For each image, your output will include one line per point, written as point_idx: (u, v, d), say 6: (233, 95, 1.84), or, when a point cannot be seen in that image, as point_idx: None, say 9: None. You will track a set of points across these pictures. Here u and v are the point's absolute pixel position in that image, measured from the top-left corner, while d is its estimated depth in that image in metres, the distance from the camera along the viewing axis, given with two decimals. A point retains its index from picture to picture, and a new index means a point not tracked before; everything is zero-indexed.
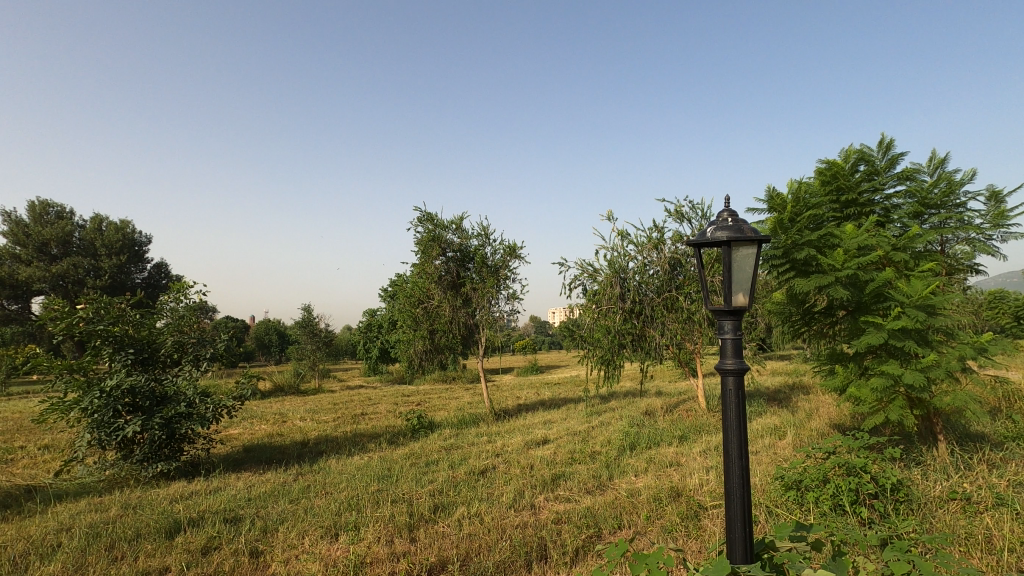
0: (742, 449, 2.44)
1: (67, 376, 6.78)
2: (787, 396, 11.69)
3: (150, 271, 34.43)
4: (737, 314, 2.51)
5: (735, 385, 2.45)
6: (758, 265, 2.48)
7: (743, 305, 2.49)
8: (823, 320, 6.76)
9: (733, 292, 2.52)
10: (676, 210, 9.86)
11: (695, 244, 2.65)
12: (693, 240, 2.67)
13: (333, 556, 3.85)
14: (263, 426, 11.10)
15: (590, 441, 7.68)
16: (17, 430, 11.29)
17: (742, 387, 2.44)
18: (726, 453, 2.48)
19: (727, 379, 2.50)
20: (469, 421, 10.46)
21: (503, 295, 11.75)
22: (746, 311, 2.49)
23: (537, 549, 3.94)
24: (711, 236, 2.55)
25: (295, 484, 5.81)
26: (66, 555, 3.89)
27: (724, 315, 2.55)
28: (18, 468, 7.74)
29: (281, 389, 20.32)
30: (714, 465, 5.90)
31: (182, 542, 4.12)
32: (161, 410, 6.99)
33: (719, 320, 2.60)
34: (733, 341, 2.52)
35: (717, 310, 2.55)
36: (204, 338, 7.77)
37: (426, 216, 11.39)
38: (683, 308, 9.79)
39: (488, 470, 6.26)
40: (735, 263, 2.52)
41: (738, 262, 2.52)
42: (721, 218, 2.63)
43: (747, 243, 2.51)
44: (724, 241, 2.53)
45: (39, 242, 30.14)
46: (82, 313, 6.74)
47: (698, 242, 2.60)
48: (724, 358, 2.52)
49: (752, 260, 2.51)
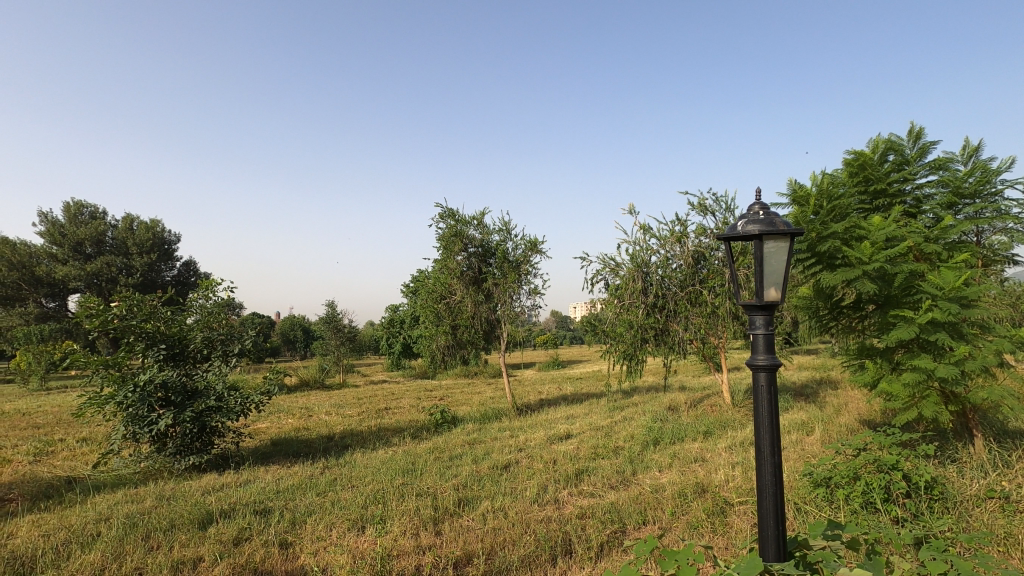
0: (774, 445, 2.41)
1: (103, 371, 6.99)
2: (815, 391, 11.46)
3: (180, 269, 35.29)
4: (769, 308, 2.47)
5: (767, 381, 2.43)
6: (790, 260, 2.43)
7: (775, 300, 2.44)
8: (851, 315, 6.61)
9: (764, 287, 2.47)
10: (699, 203, 9.72)
11: (725, 239, 2.60)
12: (722, 235, 2.63)
13: (361, 548, 3.92)
14: (290, 420, 11.31)
15: (613, 436, 7.65)
16: (57, 423, 11.71)
17: (774, 383, 2.41)
18: (758, 451, 2.45)
19: (759, 374, 2.46)
20: (491, 415, 10.50)
21: (525, 290, 11.74)
22: (778, 306, 2.44)
23: (562, 544, 3.94)
24: (742, 230, 2.51)
25: (322, 477, 5.91)
26: (105, 544, 4.02)
27: (755, 310, 2.51)
28: (58, 460, 8.03)
29: (307, 384, 20.68)
30: (740, 460, 5.83)
31: (214, 533, 4.23)
32: (192, 404, 7.17)
33: (750, 314, 2.56)
34: (765, 336, 2.48)
35: (748, 305, 2.51)
36: (232, 334, 7.94)
37: (448, 212, 11.43)
38: (706, 303, 9.67)
39: (511, 465, 6.28)
40: (765, 258, 2.48)
41: (768, 257, 2.47)
42: (752, 212, 2.59)
43: (778, 237, 2.46)
44: (755, 236, 2.48)
45: (74, 242, 31.10)
46: (116, 310, 6.93)
47: (729, 237, 2.56)
48: (755, 354, 2.48)
49: (783, 255, 2.45)
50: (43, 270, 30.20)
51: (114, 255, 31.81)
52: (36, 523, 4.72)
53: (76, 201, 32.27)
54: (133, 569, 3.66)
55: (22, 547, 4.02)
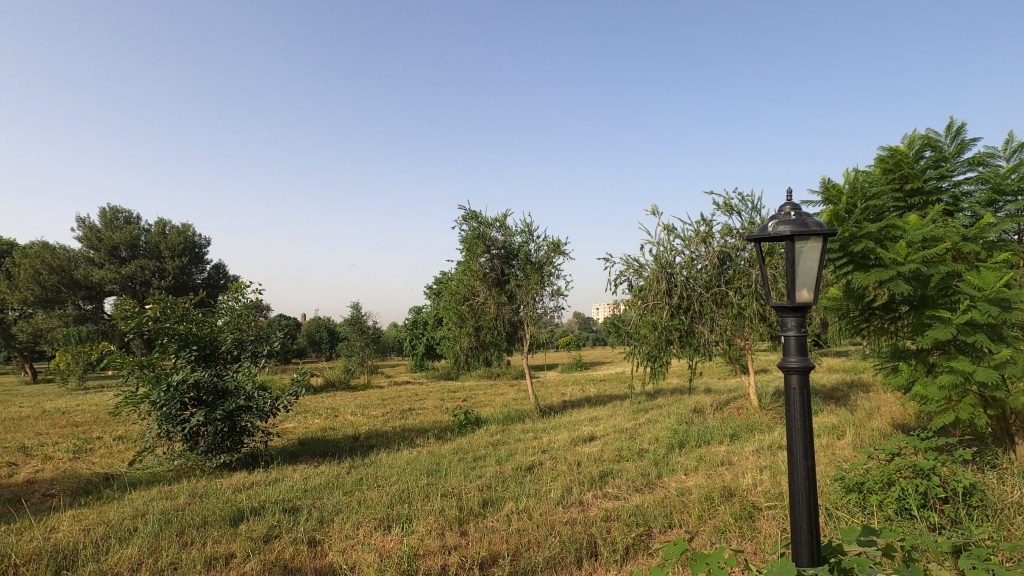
0: (807, 449, 2.37)
1: (138, 371, 7.20)
2: (846, 394, 11.20)
3: (210, 272, 36.17)
4: (801, 310, 2.43)
5: (799, 384, 2.38)
6: (823, 261, 2.39)
7: (807, 302, 2.40)
8: (883, 316, 6.45)
9: (796, 288, 2.44)
10: (725, 203, 9.59)
11: (755, 240, 2.57)
12: (753, 236, 2.59)
13: (388, 547, 3.96)
14: (316, 420, 11.50)
15: (637, 438, 7.59)
16: (95, 421, 12.12)
17: (807, 385, 2.36)
18: (790, 454, 2.41)
19: (791, 377, 2.42)
20: (514, 417, 10.51)
21: (547, 291, 11.73)
22: (811, 308, 2.40)
23: (587, 546, 3.93)
24: (773, 231, 2.47)
25: (348, 476, 5.99)
26: (142, 539, 4.14)
27: (786, 312, 2.48)
28: (97, 457, 8.31)
29: (332, 385, 20.98)
30: (769, 464, 5.73)
31: (245, 530, 4.33)
32: (223, 403, 7.34)
33: (781, 316, 2.53)
34: (797, 338, 2.44)
35: (779, 307, 2.46)
36: (261, 335, 8.11)
37: (471, 215, 11.48)
38: (732, 304, 9.53)
39: (535, 466, 6.28)
40: (797, 259, 2.44)
41: (800, 258, 2.43)
42: (783, 212, 2.55)
43: (810, 238, 2.42)
44: (787, 236, 2.44)
45: (110, 246, 32.12)
46: (151, 312, 7.14)
47: (760, 238, 2.52)
48: (787, 356, 2.44)
49: (816, 255, 2.41)
50: (81, 273, 31.24)
51: (148, 259, 32.73)
52: (76, 518, 4.89)
53: (111, 206, 33.29)
54: (168, 564, 3.76)
55: (63, 541, 4.17)
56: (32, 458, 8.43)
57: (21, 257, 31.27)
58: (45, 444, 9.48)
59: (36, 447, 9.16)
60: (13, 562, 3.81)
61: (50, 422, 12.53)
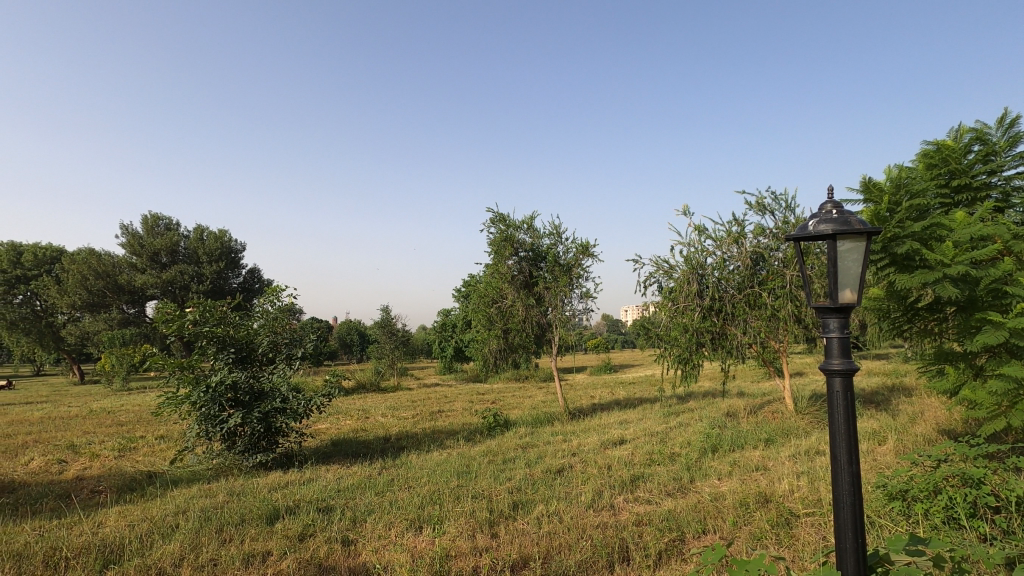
0: (852, 454, 2.30)
1: (179, 372, 7.45)
2: (888, 398, 10.81)
3: (246, 276, 37.16)
4: (844, 311, 2.36)
5: (843, 387, 2.32)
6: (867, 260, 2.32)
7: (850, 303, 2.33)
8: (928, 317, 6.23)
9: (839, 288, 2.37)
10: (757, 202, 9.39)
11: (795, 239, 2.51)
12: (793, 235, 2.53)
13: (420, 547, 4.00)
14: (349, 421, 11.69)
15: (669, 442, 7.48)
16: (138, 421, 12.57)
17: (851, 389, 2.29)
18: (834, 459, 2.35)
19: (833, 379, 2.36)
20: (544, 419, 10.49)
21: (576, 294, 11.68)
22: (855, 309, 2.32)
23: (619, 551, 3.89)
24: (814, 230, 2.42)
25: (380, 477, 6.07)
26: (183, 536, 4.28)
27: (828, 313, 2.41)
28: (140, 456, 8.62)
29: (363, 387, 21.29)
30: (806, 470, 5.58)
31: (281, 528, 4.43)
32: (259, 404, 7.53)
33: (823, 317, 2.46)
34: (840, 340, 2.37)
35: (821, 308, 2.40)
36: (296, 338, 8.29)
37: (498, 217, 11.53)
38: (766, 305, 9.32)
39: (565, 469, 6.25)
40: (839, 259, 2.37)
41: (842, 258, 2.36)
42: (825, 210, 2.48)
43: (853, 237, 2.34)
44: (828, 235, 2.38)
45: (152, 252, 33.30)
46: (190, 315, 7.37)
47: (799, 237, 2.47)
48: (830, 358, 2.38)
49: (860, 255, 2.34)
50: (125, 279, 32.47)
51: (187, 264, 33.80)
52: (122, 513, 5.08)
53: (152, 213, 34.48)
54: (208, 560, 3.87)
55: (110, 535, 4.34)
56: (81, 456, 8.79)
57: (70, 264, 32.70)
58: (93, 442, 9.88)
59: (85, 446, 9.57)
60: (64, 555, 3.98)
61: (96, 421, 13.05)
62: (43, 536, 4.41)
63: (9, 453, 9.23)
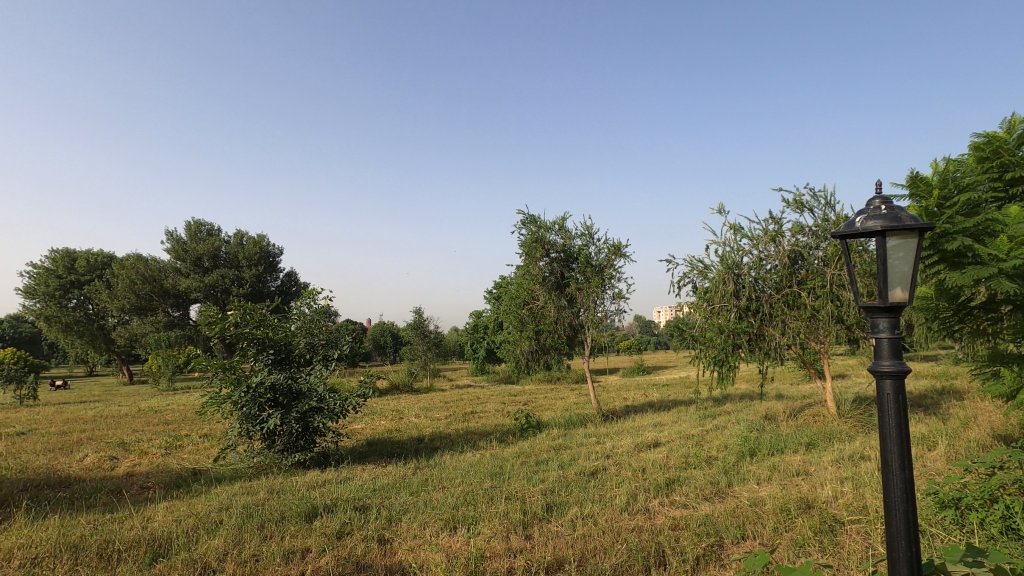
0: (904, 459, 2.22)
1: (221, 373, 7.69)
2: (937, 402, 10.36)
3: (283, 279, 38.12)
4: (895, 311, 2.27)
5: (894, 389, 2.24)
6: (920, 258, 2.23)
7: (902, 301, 2.24)
8: (981, 317, 5.95)
9: (889, 287, 2.28)
10: (795, 200, 9.14)
11: (841, 236, 2.45)
12: (839, 232, 2.47)
13: (455, 548, 4.03)
14: (383, 421, 11.87)
15: (705, 445, 7.34)
16: (183, 420, 13.03)
17: (903, 391, 2.21)
18: (885, 464, 2.27)
19: (884, 382, 2.28)
20: (576, 421, 10.42)
21: (608, 295, 11.57)
22: (907, 308, 2.24)
23: (655, 555, 3.84)
24: (861, 226, 2.35)
25: (414, 477, 6.14)
26: (227, 531, 4.41)
27: (878, 312, 2.32)
28: (186, 453, 8.95)
29: (397, 388, 21.60)
30: (850, 476, 5.38)
31: (319, 526, 4.53)
32: (297, 404, 7.72)
33: (871, 317, 2.38)
34: (890, 341, 2.30)
35: (869, 307, 2.32)
36: (332, 339, 8.46)
37: (530, 219, 11.53)
38: (806, 305, 9.05)
39: (599, 472, 6.20)
40: (889, 257, 2.29)
41: (893, 256, 2.28)
42: (873, 206, 2.40)
43: (905, 234, 2.26)
44: (878, 232, 2.31)
45: (195, 257, 34.48)
46: (232, 318, 7.61)
47: (846, 234, 2.40)
48: (879, 359, 2.31)
49: (912, 252, 2.25)
50: (170, 283, 33.74)
51: (228, 268, 34.90)
52: (170, 509, 5.28)
53: (195, 220, 35.73)
54: (250, 556, 3.98)
55: (159, 530, 4.51)
56: (130, 453, 9.18)
57: (119, 269, 34.18)
58: (142, 440, 10.31)
59: (134, 443, 9.99)
60: (116, 548, 4.16)
61: (145, 420, 13.61)
62: (97, 529, 4.62)
63: (65, 449, 9.71)
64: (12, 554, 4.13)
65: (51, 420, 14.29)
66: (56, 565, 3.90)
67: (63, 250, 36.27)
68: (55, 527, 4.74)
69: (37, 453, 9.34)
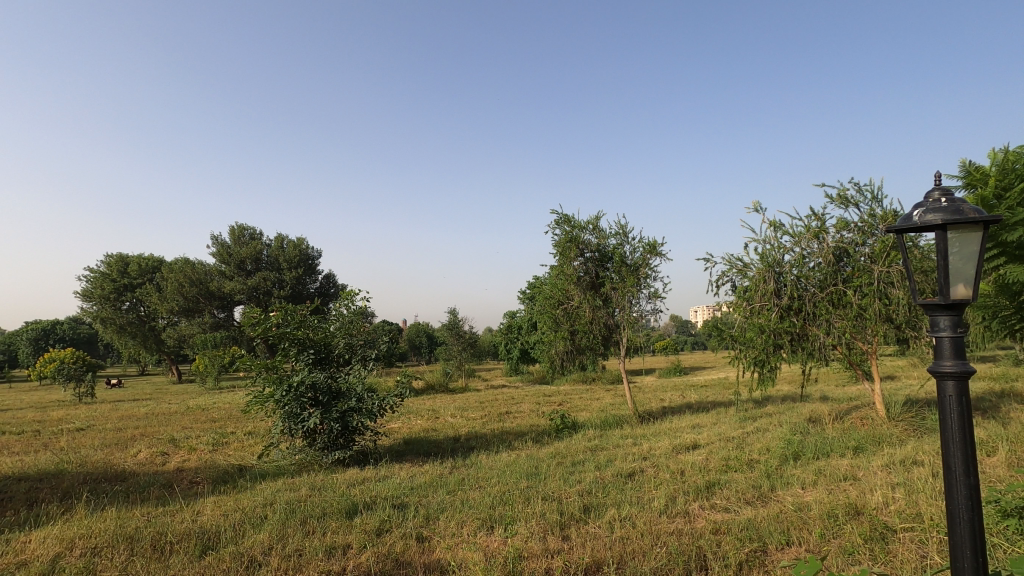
0: (968, 466, 2.13)
1: (265, 373, 7.94)
2: (996, 405, 9.83)
3: (322, 281, 39.05)
4: (957, 308, 2.17)
5: (956, 391, 2.15)
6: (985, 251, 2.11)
7: (964, 298, 2.14)
8: None
9: (950, 283, 2.18)
10: (840, 195, 8.82)
11: (899, 231, 2.35)
12: (896, 227, 2.37)
13: (492, 547, 4.05)
14: (420, 421, 12.03)
15: (746, 448, 7.17)
16: (229, 418, 13.51)
17: (967, 393, 2.12)
18: (946, 469, 2.18)
19: (945, 383, 2.19)
20: (612, 422, 10.32)
21: (644, 294, 11.43)
22: (970, 305, 2.13)
23: (696, 559, 3.76)
24: (920, 220, 2.25)
25: (451, 476, 6.20)
26: (272, 526, 4.55)
27: (938, 311, 2.23)
28: (232, 450, 9.27)
29: (432, 387, 21.86)
30: (902, 481, 5.16)
31: (359, 522, 4.62)
32: (337, 403, 7.89)
33: (930, 315, 2.28)
34: (951, 339, 2.19)
35: (928, 305, 2.23)
36: (370, 340, 8.62)
37: (563, 219, 11.48)
38: (852, 304, 8.72)
39: (636, 474, 6.12)
40: (951, 252, 2.18)
41: (956, 250, 2.17)
42: (933, 199, 2.29)
43: (969, 227, 2.15)
44: (937, 225, 2.20)
45: (239, 260, 35.65)
46: (274, 319, 7.84)
47: (903, 229, 2.31)
48: (940, 359, 2.21)
49: (975, 246, 2.14)
50: (216, 285, 34.98)
51: (269, 271, 35.95)
52: (218, 503, 5.48)
53: (239, 225, 36.96)
54: (294, 550, 4.09)
55: (208, 523, 4.68)
56: (180, 449, 9.57)
57: (168, 272, 35.65)
58: (191, 437, 10.74)
59: (184, 439, 10.41)
60: (169, 539, 4.34)
61: (193, 417, 14.16)
62: (150, 522, 4.82)
63: (121, 445, 10.19)
64: (75, 544, 4.36)
65: (108, 417, 15.03)
66: (115, 554, 4.10)
67: (116, 254, 38.03)
68: (113, 518, 4.98)
69: (96, 448, 9.84)
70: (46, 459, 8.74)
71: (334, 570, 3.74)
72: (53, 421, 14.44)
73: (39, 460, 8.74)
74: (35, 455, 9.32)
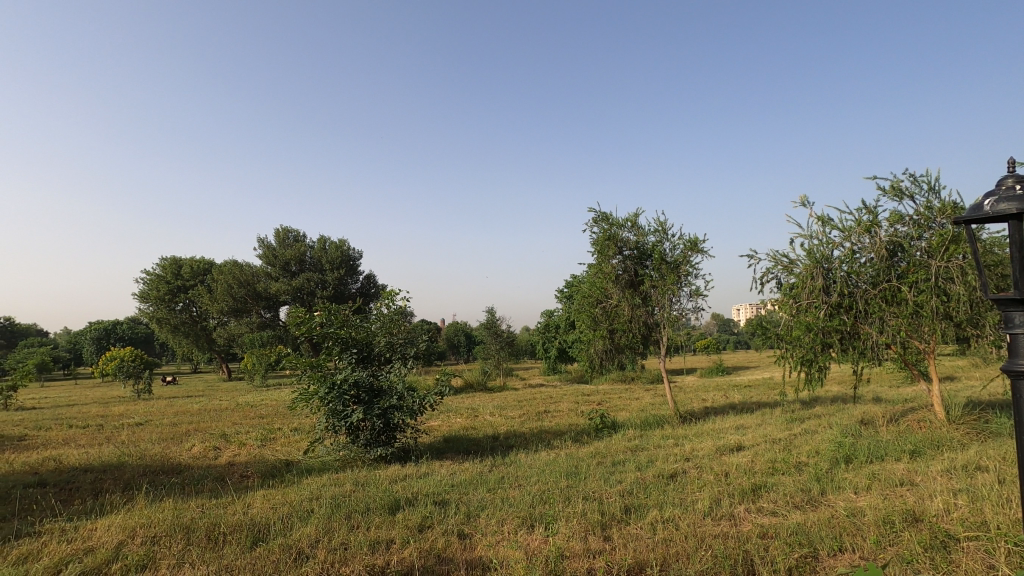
0: None
1: (310, 371, 8.17)
2: None
3: (363, 282, 39.88)
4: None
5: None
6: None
7: None
8: None
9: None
10: (893, 186, 8.43)
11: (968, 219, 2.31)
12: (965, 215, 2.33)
13: (533, 546, 4.05)
14: (459, 419, 12.14)
15: (793, 450, 6.94)
16: (276, 415, 13.97)
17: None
18: None
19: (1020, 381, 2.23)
20: (653, 422, 10.16)
21: (685, 292, 11.20)
22: None
23: (743, 563, 3.67)
24: (993, 209, 2.22)
25: (490, 474, 6.23)
26: (318, 520, 4.68)
27: (1014, 306, 2.23)
28: (279, 445, 9.58)
29: (471, 386, 22.05)
30: (965, 487, 4.89)
31: (402, 518, 4.70)
32: (379, 401, 8.05)
33: (1007, 310, 2.28)
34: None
35: (1004, 299, 2.23)
36: (410, 339, 8.74)
37: (601, 217, 11.38)
38: (907, 301, 8.30)
39: (678, 475, 6.01)
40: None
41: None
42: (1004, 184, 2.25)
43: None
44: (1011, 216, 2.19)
45: (284, 262, 36.78)
46: (319, 318, 8.06)
47: (971, 217, 2.30)
48: (1014, 358, 2.24)
49: None
50: (262, 286, 36.19)
51: (313, 272, 36.94)
52: (267, 497, 5.67)
53: (283, 227, 38.11)
54: (340, 544, 4.20)
55: (258, 516, 4.85)
56: (231, 444, 9.95)
57: (218, 274, 37.12)
58: (241, 432, 11.15)
59: (234, 435, 10.82)
60: (222, 530, 4.52)
61: (242, 414, 14.70)
62: (205, 513, 5.03)
63: (177, 439, 10.68)
64: (136, 532, 4.60)
65: (164, 412, 15.77)
66: (173, 543, 4.30)
67: (170, 257, 39.82)
68: (170, 509, 5.22)
69: (154, 442, 10.34)
70: (109, 452, 9.24)
71: (378, 564, 3.82)
72: (115, 416, 15.26)
73: (103, 453, 9.25)
74: (99, 448, 9.87)
